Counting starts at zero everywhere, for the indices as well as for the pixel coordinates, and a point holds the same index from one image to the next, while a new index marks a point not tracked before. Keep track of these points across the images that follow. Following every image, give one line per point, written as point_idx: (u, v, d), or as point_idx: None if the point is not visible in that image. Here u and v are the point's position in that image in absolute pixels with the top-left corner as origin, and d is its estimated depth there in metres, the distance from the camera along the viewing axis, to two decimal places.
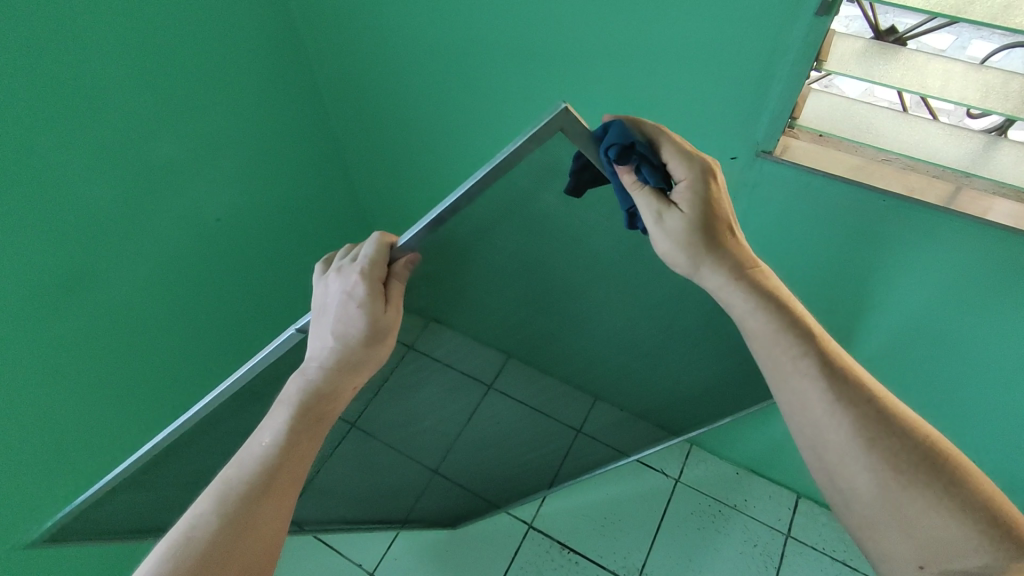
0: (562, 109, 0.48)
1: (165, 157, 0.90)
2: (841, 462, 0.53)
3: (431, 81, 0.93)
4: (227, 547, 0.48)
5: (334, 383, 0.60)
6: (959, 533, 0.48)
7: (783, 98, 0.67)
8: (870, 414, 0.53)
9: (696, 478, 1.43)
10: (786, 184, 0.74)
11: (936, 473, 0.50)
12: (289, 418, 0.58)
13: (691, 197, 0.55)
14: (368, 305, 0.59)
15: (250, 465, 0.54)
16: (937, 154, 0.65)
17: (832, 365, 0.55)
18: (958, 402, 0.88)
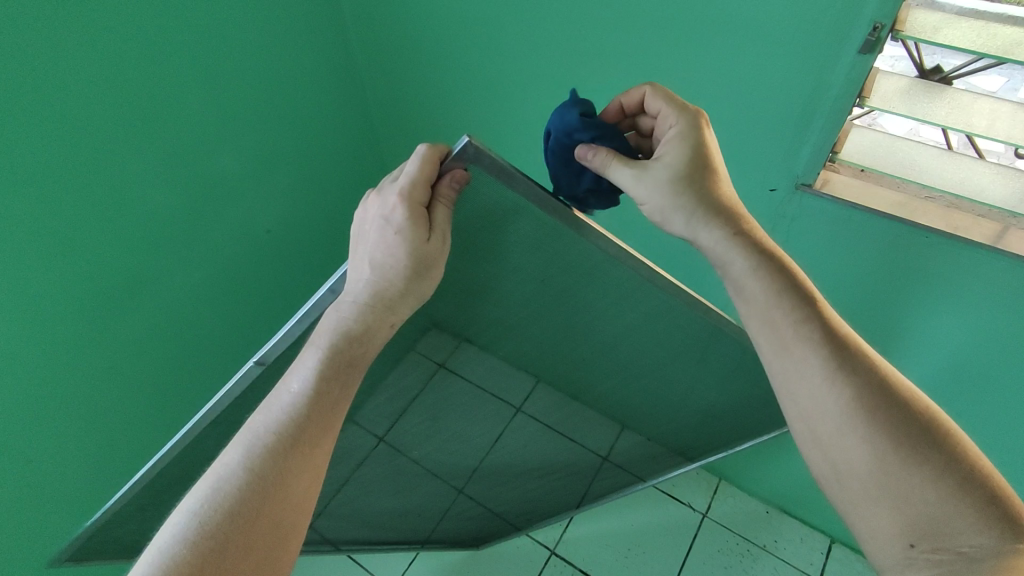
0: (470, 141, 0.50)
1: (223, 169, 0.96)
2: (832, 431, 0.48)
3: (476, 107, 0.97)
4: (254, 503, 0.47)
5: (368, 325, 0.56)
6: (954, 511, 0.44)
7: (824, 133, 0.67)
8: (872, 381, 0.48)
9: (724, 515, 1.39)
10: (826, 217, 0.74)
11: (936, 444, 0.46)
12: (317, 364, 0.54)
13: (676, 144, 0.53)
14: (408, 234, 0.54)
15: (278, 415, 0.51)
16: (981, 192, 0.64)
17: (833, 330, 0.50)
18: (1005, 447, 0.85)
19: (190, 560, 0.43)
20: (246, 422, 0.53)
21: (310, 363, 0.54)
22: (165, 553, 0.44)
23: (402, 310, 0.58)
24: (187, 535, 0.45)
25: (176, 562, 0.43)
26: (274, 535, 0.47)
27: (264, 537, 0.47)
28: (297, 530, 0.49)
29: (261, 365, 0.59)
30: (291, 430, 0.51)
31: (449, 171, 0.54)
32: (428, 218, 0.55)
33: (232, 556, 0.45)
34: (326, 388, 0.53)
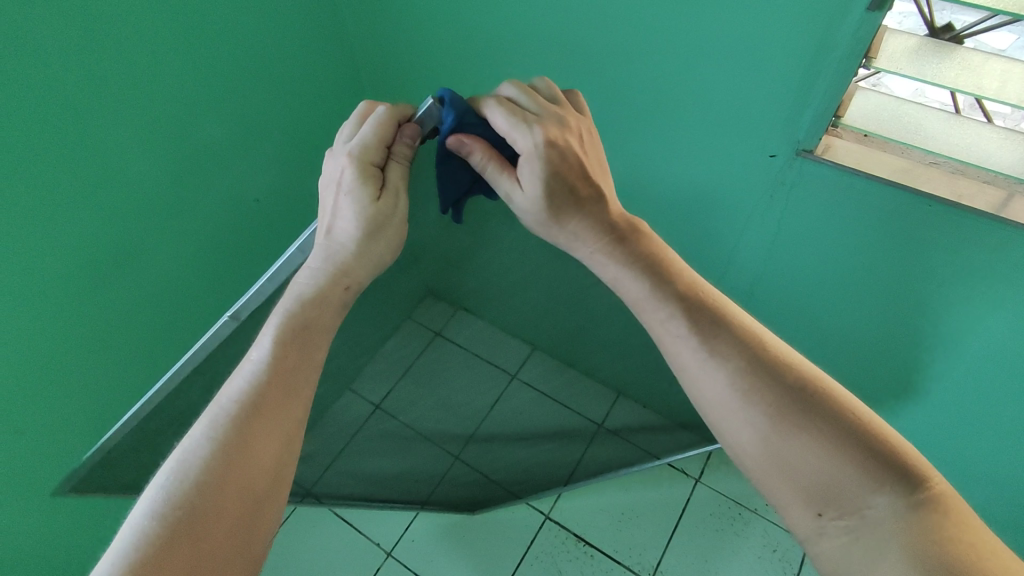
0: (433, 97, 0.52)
1: (208, 138, 0.92)
2: (725, 418, 0.51)
3: (463, 70, 0.92)
4: (226, 473, 0.46)
5: (328, 293, 0.56)
6: (843, 475, 0.45)
7: (828, 96, 0.64)
8: (743, 364, 0.49)
9: (716, 480, 1.41)
10: (827, 184, 0.72)
11: (814, 414, 0.47)
12: (275, 332, 0.53)
13: (530, 178, 0.52)
14: (360, 195, 0.53)
15: (241, 385, 0.51)
16: (985, 158, 0.62)
17: (698, 316, 0.52)
18: (995, 416, 0.85)
19: (161, 534, 0.42)
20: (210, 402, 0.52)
21: (272, 333, 0.54)
22: (138, 529, 0.43)
23: (358, 278, 0.57)
24: (156, 509, 0.43)
25: (148, 539, 0.42)
26: (244, 503, 0.46)
27: (235, 505, 0.46)
28: (269, 501, 0.49)
29: (237, 320, 0.57)
30: (255, 397, 0.50)
31: (405, 128, 0.54)
32: (379, 180, 0.54)
33: (207, 525, 0.44)
34: (287, 355, 0.53)
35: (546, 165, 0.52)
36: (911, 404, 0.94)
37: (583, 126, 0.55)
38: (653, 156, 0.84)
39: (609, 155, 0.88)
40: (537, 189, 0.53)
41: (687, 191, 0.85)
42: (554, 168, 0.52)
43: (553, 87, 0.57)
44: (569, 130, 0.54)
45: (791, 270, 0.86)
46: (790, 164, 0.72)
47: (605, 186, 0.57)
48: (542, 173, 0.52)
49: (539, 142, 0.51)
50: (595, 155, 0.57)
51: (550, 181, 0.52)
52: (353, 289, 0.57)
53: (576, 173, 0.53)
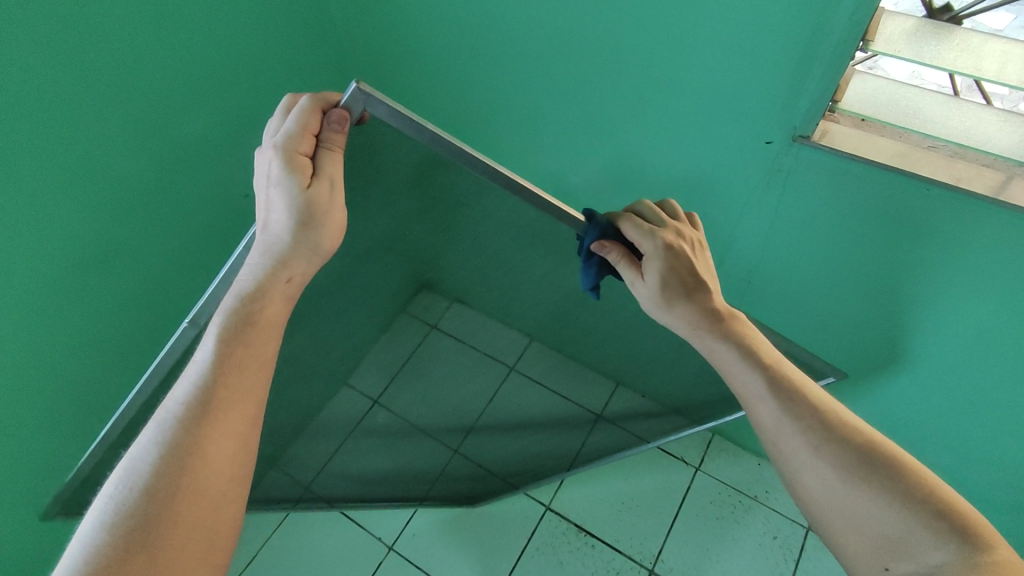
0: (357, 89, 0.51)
1: (195, 133, 0.91)
2: (800, 471, 0.54)
3: (453, 60, 0.90)
4: (176, 477, 0.45)
5: (274, 285, 0.54)
6: (910, 529, 0.48)
7: (824, 80, 0.63)
8: (821, 425, 0.54)
9: (715, 468, 1.42)
10: (824, 170, 0.71)
11: (880, 471, 0.50)
12: (220, 330, 0.52)
13: (652, 271, 0.60)
14: (288, 188, 0.53)
15: (189, 387, 0.49)
16: (986, 139, 0.62)
17: (782, 383, 0.57)
18: (995, 401, 0.85)
19: (114, 543, 0.42)
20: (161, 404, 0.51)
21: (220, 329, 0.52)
22: (89, 542, 0.42)
23: (301, 269, 0.56)
24: (107, 520, 0.43)
25: (99, 551, 0.42)
26: (202, 508, 0.46)
27: (193, 511, 0.45)
28: (225, 505, 0.48)
29: (195, 326, 0.58)
30: (203, 395, 0.49)
31: (331, 113, 0.53)
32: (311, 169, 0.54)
33: (153, 532, 0.43)
34: (235, 352, 0.51)
35: (666, 262, 0.59)
36: (910, 391, 0.94)
37: (699, 238, 0.62)
38: (648, 145, 0.82)
39: (604, 144, 0.86)
40: (656, 282, 0.60)
41: (683, 179, 0.83)
42: (671, 266, 0.59)
43: (676, 208, 0.64)
44: (686, 240, 0.61)
45: (789, 258, 0.86)
46: (786, 150, 0.71)
47: (716, 283, 0.63)
48: (661, 268, 0.59)
49: (661, 245, 0.59)
50: (711, 259, 0.63)
51: (669, 277, 0.59)
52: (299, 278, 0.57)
53: (690, 270, 0.60)
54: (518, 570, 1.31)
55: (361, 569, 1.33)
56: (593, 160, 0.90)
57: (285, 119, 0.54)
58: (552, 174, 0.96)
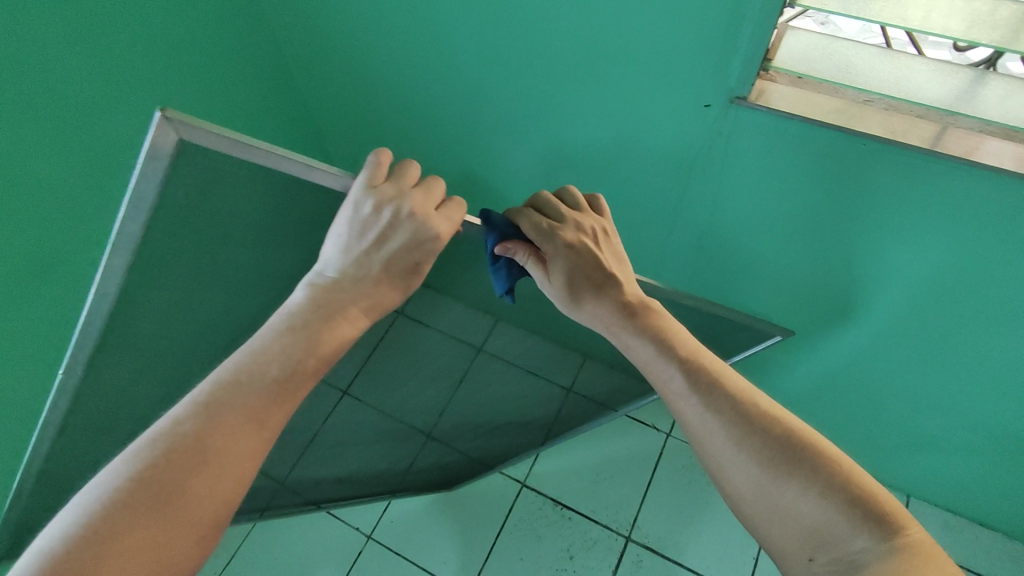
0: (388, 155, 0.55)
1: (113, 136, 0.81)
2: (720, 466, 0.53)
3: (379, 44, 0.86)
4: (207, 480, 0.44)
5: (353, 304, 0.52)
6: (831, 520, 0.47)
7: (756, 38, 0.62)
8: (738, 417, 0.53)
9: (685, 432, 1.44)
10: (763, 130, 0.70)
11: (799, 462, 0.50)
12: (283, 340, 0.49)
13: (557, 267, 0.59)
14: (389, 209, 0.53)
15: (241, 380, 0.47)
16: (919, 91, 0.62)
17: (698, 376, 0.56)
18: (941, 349, 0.87)
19: (109, 506, 0.41)
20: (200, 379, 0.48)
21: (277, 336, 0.50)
22: (82, 505, 0.41)
23: (389, 296, 0.54)
24: (111, 488, 0.42)
25: (93, 515, 0.41)
26: (209, 504, 0.44)
27: (202, 505, 0.44)
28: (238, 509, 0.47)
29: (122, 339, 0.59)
30: (256, 404, 0.47)
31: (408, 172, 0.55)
32: (437, 198, 0.55)
33: (168, 529, 0.42)
34: (302, 366, 0.49)
35: (567, 258, 0.58)
36: (863, 346, 0.96)
37: (601, 226, 0.61)
38: (588, 117, 0.80)
39: (545, 119, 0.84)
40: (566, 283, 0.59)
41: (627, 150, 0.82)
42: (576, 264, 0.58)
43: (576, 197, 0.63)
44: (587, 230, 0.60)
45: (737, 224, 0.85)
46: (725, 112, 0.70)
47: (626, 273, 0.62)
48: (565, 265, 0.58)
49: (562, 245, 0.58)
50: (618, 245, 0.62)
51: (576, 276, 0.59)
52: (410, 291, 0.56)
53: (594, 263, 0.59)
54: (498, 547, 1.32)
55: (341, 560, 1.33)
56: (535, 136, 0.87)
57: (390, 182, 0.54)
58: (496, 152, 0.94)
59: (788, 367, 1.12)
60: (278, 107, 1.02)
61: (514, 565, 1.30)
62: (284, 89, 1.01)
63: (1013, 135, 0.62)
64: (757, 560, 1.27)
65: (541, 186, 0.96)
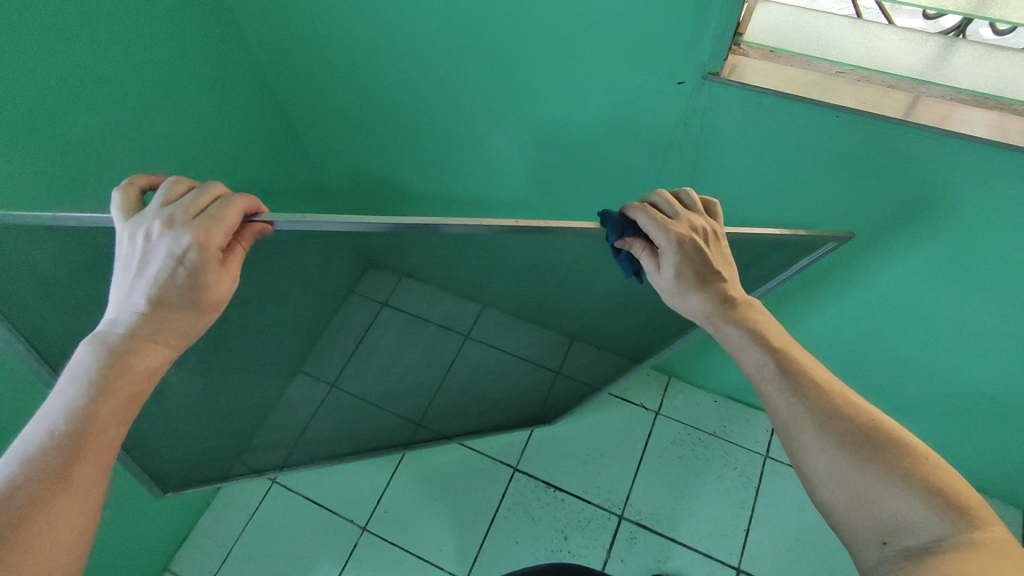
0: (122, 187, 0.53)
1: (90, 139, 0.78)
2: (803, 449, 0.55)
3: (349, 35, 0.84)
4: (25, 548, 0.43)
5: (135, 338, 0.52)
6: (907, 508, 0.49)
7: (726, 12, 0.61)
8: (828, 409, 0.54)
9: (674, 410, 1.45)
10: (738, 106, 0.70)
11: (883, 454, 0.51)
12: (81, 390, 0.49)
13: (667, 261, 0.60)
14: (138, 237, 0.50)
15: (52, 434, 0.47)
16: (890, 61, 0.62)
17: (791, 368, 0.57)
18: (920, 318, 0.88)
19: None
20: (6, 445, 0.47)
21: (71, 393, 0.49)
22: None
23: (178, 316, 0.53)
24: None
25: None
26: (53, 553, 0.44)
27: (49, 553, 0.44)
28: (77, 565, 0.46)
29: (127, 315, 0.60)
30: (62, 459, 0.46)
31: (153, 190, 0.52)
32: (201, 203, 0.51)
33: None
34: (103, 408, 0.49)
35: (678, 254, 0.59)
36: (844, 318, 0.97)
37: (715, 226, 0.61)
38: (565, 100, 0.79)
39: (520, 104, 0.83)
40: (674, 276, 0.60)
41: (607, 133, 0.82)
42: (689, 260, 0.59)
43: (692, 196, 0.63)
44: (700, 229, 0.60)
45: (716, 203, 0.85)
46: (698, 88, 0.69)
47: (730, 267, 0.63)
48: (676, 259, 0.59)
49: (678, 240, 0.58)
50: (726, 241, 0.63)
51: (686, 269, 0.60)
52: (206, 305, 0.54)
53: (706, 260, 0.60)
54: (493, 532, 1.33)
55: (337, 551, 1.33)
56: (513, 121, 0.86)
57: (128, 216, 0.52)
58: (473, 139, 0.93)
59: None
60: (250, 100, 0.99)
61: (510, 548, 1.31)
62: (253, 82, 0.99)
63: (983, 102, 0.62)
64: (748, 531, 1.29)
65: (521, 171, 0.96)
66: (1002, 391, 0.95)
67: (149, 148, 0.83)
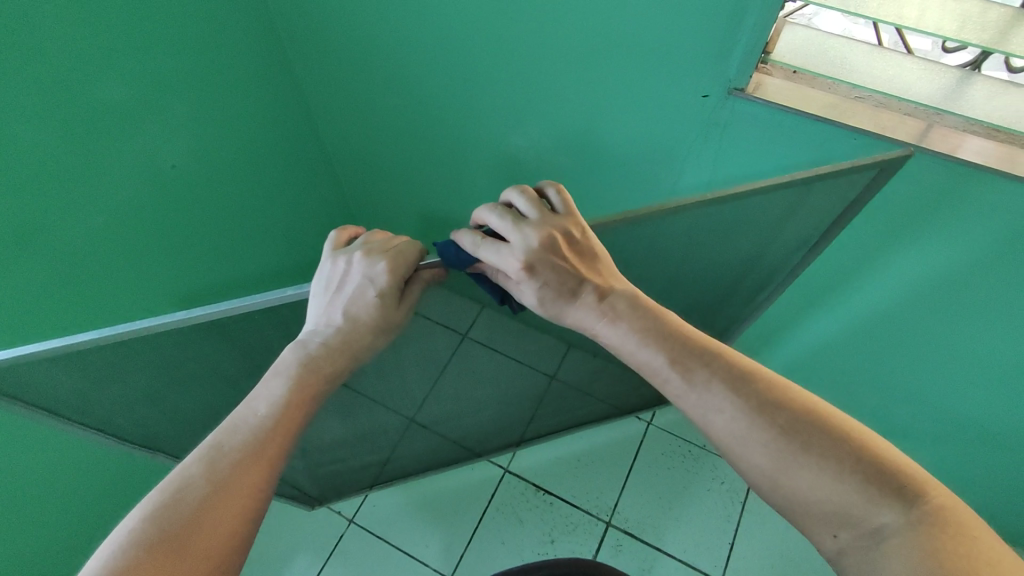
0: (341, 230, 0.60)
1: (127, 118, 0.77)
2: (730, 454, 0.49)
3: (385, 30, 0.85)
4: (213, 512, 0.45)
5: (331, 352, 0.54)
6: (850, 500, 0.43)
7: (756, 31, 0.63)
8: (740, 406, 0.48)
9: (666, 421, 1.47)
10: (758, 122, 0.72)
11: (805, 446, 0.45)
12: (284, 389, 0.52)
13: (529, 286, 0.54)
14: (346, 263, 0.56)
15: (245, 430, 0.49)
16: (911, 89, 0.65)
17: (690, 368, 0.50)
18: (920, 342, 0.91)
19: (138, 547, 0.42)
20: (206, 438, 0.49)
21: (275, 389, 0.52)
22: (116, 555, 0.41)
23: (366, 334, 0.56)
24: (140, 539, 0.42)
25: (122, 562, 0.41)
26: (233, 528, 0.45)
27: (230, 521, 0.45)
28: (250, 542, 0.47)
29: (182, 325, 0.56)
30: (259, 441, 0.49)
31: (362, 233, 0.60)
32: (396, 243, 0.57)
33: (182, 566, 0.42)
34: (294, 410, 0.52)
35: (536, 280, 0.53)
36: (846, 337, 0.99)
37: (569, 228, 0.54)
38: (590, 105, 0.81)
39: (547, 108, 0.84)
40: (540, 300, 0.54)
41: (627, 139, 0.83)
42: (547, 281, 0.53)
43: (534, 199, 0.56)
44: (556, 238, 0.53)
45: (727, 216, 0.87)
46: (722, 103, 0.72)
47: (605, 264, 0.56)
48: (538, 286, 0.53)
49: (527, 264, 0.52)
50: (588, 236, 0.56)
51: (550, 293, 0.54)
52: (388, 328, 0.57)
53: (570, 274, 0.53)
54: (480, 532, 1.33)
55: (323, 545, 1.32)
56: (538, 123, 0.88)
57: (335, 251, 0.57)
58: (494, 137, 0.94)
59: (769, 354, 1.16)
60: (271, 84, 0.99)
61: (496, 549, 1.31)
62: (277, 66, 0.99)
63: (995, 134, 0.65)
64: (732, 546, 1.31)
65: (536, 172, 0.97)
66: (991, 417, 0.98)
67: (171, 120, 0.84)
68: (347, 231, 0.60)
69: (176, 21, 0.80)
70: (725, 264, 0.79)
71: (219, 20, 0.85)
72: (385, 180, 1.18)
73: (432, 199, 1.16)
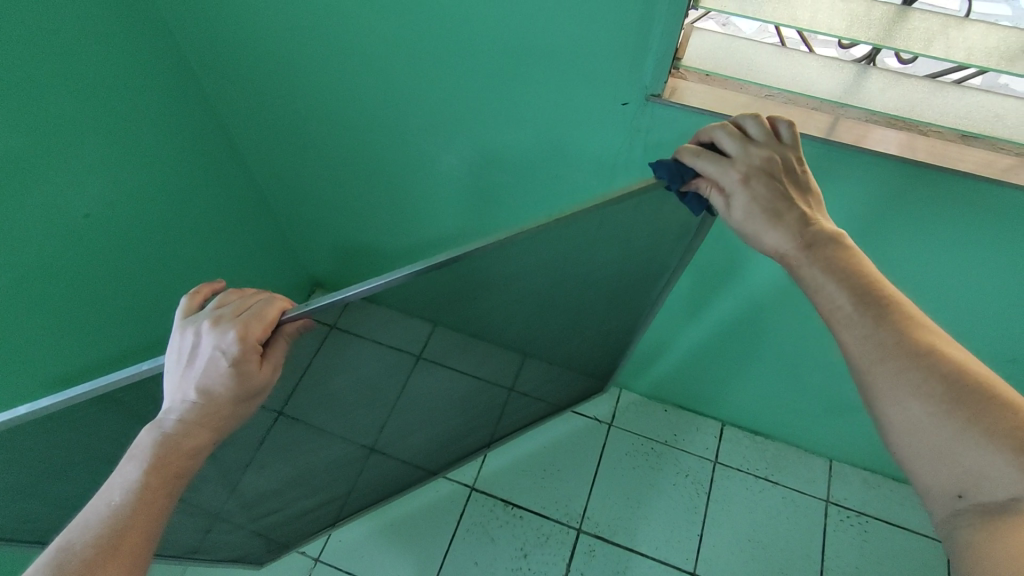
0: (191, 296, 0.57)
1: (28, 167, 0.73)
2: (876, 397, 0.48)
3: (301, 57, 0.83)
4: None
5: (188, 427, 0.52)
6: (991, 465, 0.42)
7: (665, 38, 0.65)
8: (904, 354, 0.47)
9: (626, 421, 1.48)
10: (677, 125, 0.74)
11: (963, 403, 0.44)
12: (140, 474, 0.49)
13: (741, 200, 0.55)
14: (193, 334, 0.53)
15: (95, 523, 0.46)
16: (813, 85, 0.68)
17: (872, 301, 0.50)
18: None
19: None
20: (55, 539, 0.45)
21: (129, 475, 0.49)
22: None
23: (228, 402, 0.54)
24: None
25: None
26: None
27: None
28: None
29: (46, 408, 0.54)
30: (113, 532, 0.46)
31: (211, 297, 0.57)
32: (246, 306, 0.54)
33: None
34: (152, 494, 0.49)
35: (747, 191, 0.54)
36: (784, 322, 1.03)
37: (795, 155, 0.56)
38: (515, 118, 0.81)
39: (473, 124, 0.84)
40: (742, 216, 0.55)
41: (557, 151, 0.84)
42: (757, 195, 0.54)
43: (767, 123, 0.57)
44: (774, 162, 0.55)
45: None
46: (641, 108, 0.73)
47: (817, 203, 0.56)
48: (747, 199, 0.54)
49: (742, 176, 0.54)
50: (808, 170, 0.56)
51: (754, 209, 0.54)
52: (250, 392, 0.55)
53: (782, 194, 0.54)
54: (451, 554, 1.31)
55: None
56: (466, 139, 0.87)
57: (184, 321, 0.54)
58: (423, 156, 0.93)
59: (717, 346, 1.18)
60: (189, 119, 0.96)
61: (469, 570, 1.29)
62: (194, 100, 0.95)
63: (896, 123, 0.69)
64: (701, 538, 1.33)
65: (470, 188, 0.96)
66: None
67: (80, 165, 0.80)
68: (197, 296, 0.57)
69: (76, 62, 0.76)
70: (660, 264, 0.81)
71: (123, 57, 0.81)
72: (319, 207, 1.15)
73: (369, 221, 1.14)
